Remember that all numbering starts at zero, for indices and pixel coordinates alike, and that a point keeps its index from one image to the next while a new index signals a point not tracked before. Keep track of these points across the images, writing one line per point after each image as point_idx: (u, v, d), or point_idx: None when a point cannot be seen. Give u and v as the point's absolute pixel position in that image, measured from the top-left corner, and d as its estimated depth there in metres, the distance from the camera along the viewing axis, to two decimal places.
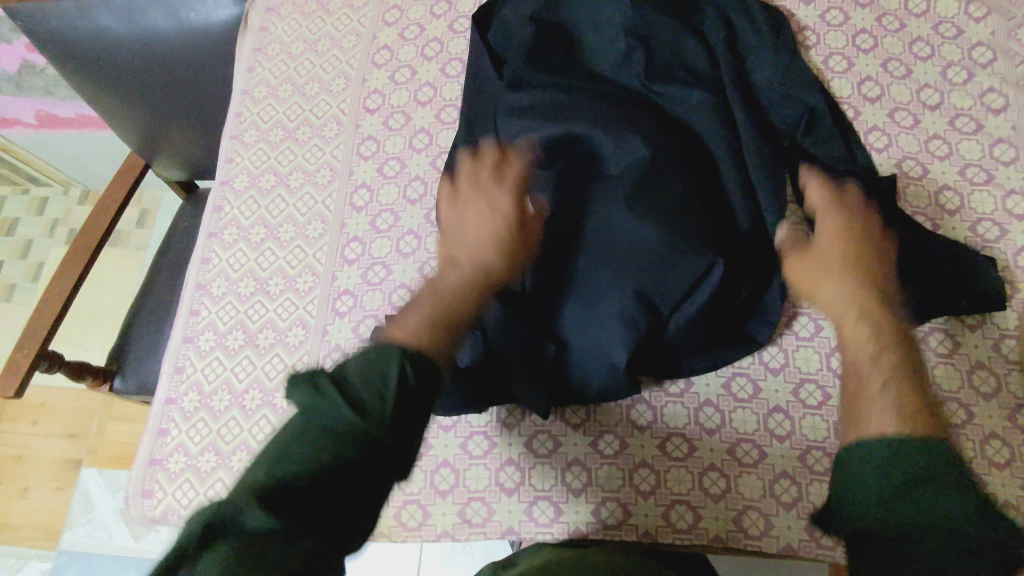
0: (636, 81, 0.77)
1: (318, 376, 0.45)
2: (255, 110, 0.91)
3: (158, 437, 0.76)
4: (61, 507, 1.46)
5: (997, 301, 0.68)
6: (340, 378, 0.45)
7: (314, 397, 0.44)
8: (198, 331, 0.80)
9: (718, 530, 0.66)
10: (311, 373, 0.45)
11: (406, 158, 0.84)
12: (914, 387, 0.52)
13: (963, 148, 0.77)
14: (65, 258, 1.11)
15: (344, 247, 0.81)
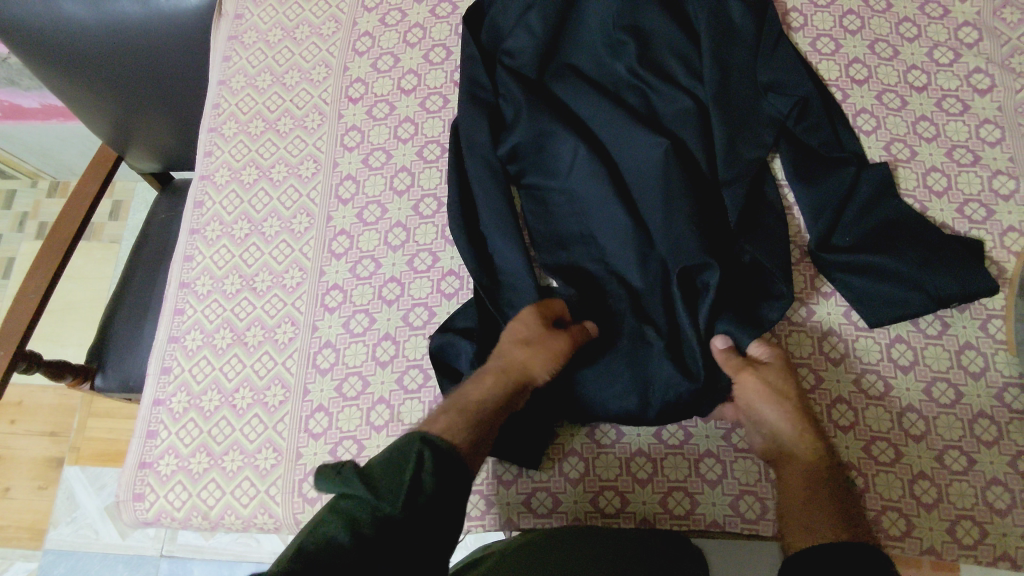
0: (625, 72, 0.78)
1: (345, 464, 0.50)
2: (233, 101, 0.88)
3: (147, 440, 0.74)
4: (44, 506, 1.43)
5: (981, 292, 0.68)
6: (365, 468, 0.50)
7: (337, 483, 0.49)
8: (184, 330, 0.78)
9: (716, 513, 0.67)
10: (340, 463, 0.50)
11: (392, 148, 0.82)
12: (837, 500, 0.56)
13: (950, 129, 0.78)
14: (41, 250, 1.07)
15: (332, 241, 0.79)
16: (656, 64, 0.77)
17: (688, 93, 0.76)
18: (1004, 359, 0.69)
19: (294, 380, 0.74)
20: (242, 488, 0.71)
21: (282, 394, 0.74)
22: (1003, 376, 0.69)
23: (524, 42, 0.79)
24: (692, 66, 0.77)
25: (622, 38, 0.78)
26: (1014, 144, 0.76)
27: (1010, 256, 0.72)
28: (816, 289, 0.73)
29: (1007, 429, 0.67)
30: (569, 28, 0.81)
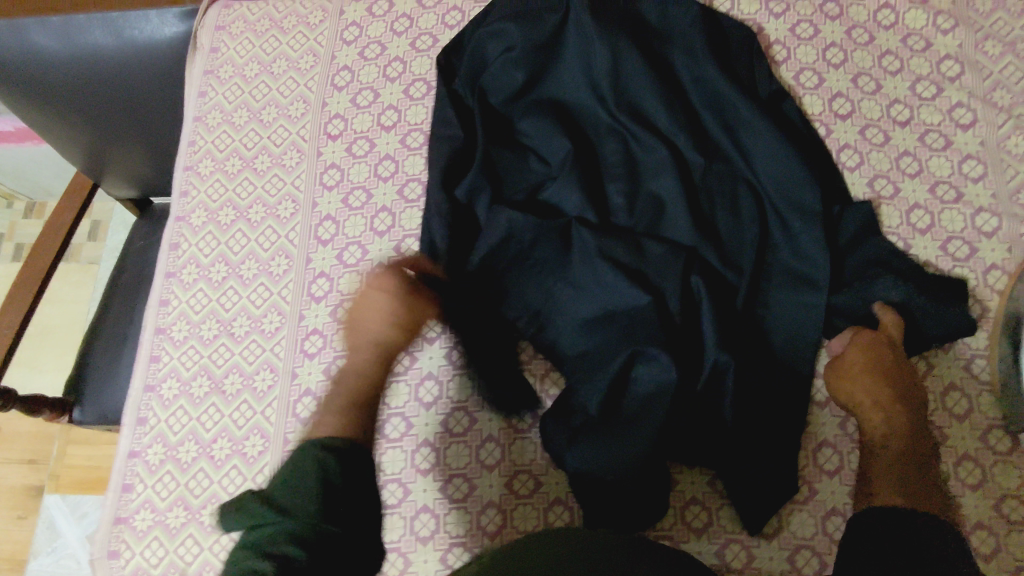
0: (606, 118, 0.78)
1: (245, 499, 0.50)
2: (209, 138, 0.86)
3: (122, 494, 0.72)
4: (24, 537, 1.40)
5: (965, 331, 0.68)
6: (268, 497, 0.50)
7: (244, 518, 0.49)
8: (160, 378, 0.76)
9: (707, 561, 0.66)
10: (240, 500, 0.50)
11: (372, 187, 0.81)
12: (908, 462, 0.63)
13: (933, 165, 0.78)
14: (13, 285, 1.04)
15: (311, 285, 0.78)
16: (634, 104, 0.78)
17: (666, 142, 0.76)
18: (989, 401, 0.69)
19: (273, 430, 0.73)
20: (221, 543, 0.69)
21: (262, 444, 0.72)
22: (987, 419, 0.69)
23: (500, 83, 0.79)
24: (674, 103, 0.77)
25: (600, 75, 0.77)
26: (997, 181, 0.76)
27: (994, 295, 0.72)
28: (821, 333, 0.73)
29: (991, 471, 0.67)
30: (551, 63, 0.80)
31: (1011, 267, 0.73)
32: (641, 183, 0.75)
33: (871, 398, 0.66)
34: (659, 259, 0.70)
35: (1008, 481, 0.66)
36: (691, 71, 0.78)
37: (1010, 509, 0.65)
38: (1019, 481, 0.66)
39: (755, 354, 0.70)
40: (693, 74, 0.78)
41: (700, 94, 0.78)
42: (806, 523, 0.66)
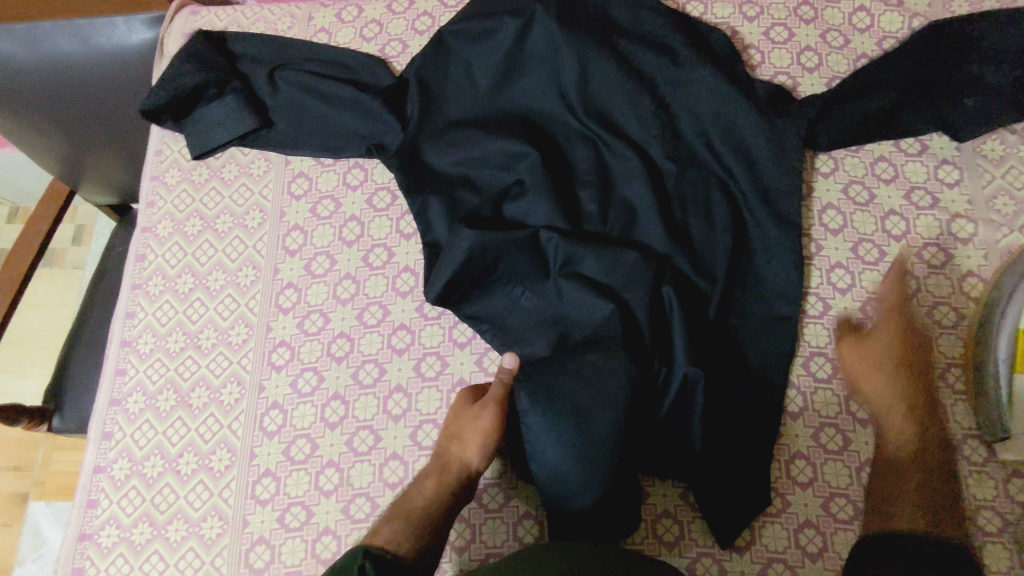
0: (577, 125, 0.77)
1: None
2: (175, 147, 0.85)
3: (86, 511, 0.71)
4: (9, 545, 1.39)
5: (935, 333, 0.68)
6: None
7: None
8: (125, 392, 0.75)
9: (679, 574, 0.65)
10: None
11: (341, 196, 0.80)
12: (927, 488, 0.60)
13: (908, 170, 0.77)
14: None
15: (278, 296, 0.77)
16: (604, 112, 0.77)
17: (636, 149, 0.75)
18: (963, 411, 0.68)
19: (240, 444, 0.72)
20: (187, 560, 0.68)
21: (228, 459, 0.71)
22: (962, 429, 0.68)
23: (467, 94, 0.80)
24: (644, 110, 0.76)
25: (569, 84, 0.77)
26: (973, 186, 0.75)
27: (969, 302, 0.71)
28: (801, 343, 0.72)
29: (965, 482, 0.66)
30: (520, 71, 0.79)
31: (987, 274, 0.72)
32: (612, 191, 0.74)
33: (885, 398, 0.66)
34: (630, 267, 0.69)
35: (983, 491, 0.65)
36: (663, 77, 0.77)
37: (984, 521, 0.65)
38: (994, 492, 0.65)
39: (726, 368, 0.68)
40: (665, 79, 0.77)
41: (674, 99, 0.77)
42: (779, 537, 0.65)
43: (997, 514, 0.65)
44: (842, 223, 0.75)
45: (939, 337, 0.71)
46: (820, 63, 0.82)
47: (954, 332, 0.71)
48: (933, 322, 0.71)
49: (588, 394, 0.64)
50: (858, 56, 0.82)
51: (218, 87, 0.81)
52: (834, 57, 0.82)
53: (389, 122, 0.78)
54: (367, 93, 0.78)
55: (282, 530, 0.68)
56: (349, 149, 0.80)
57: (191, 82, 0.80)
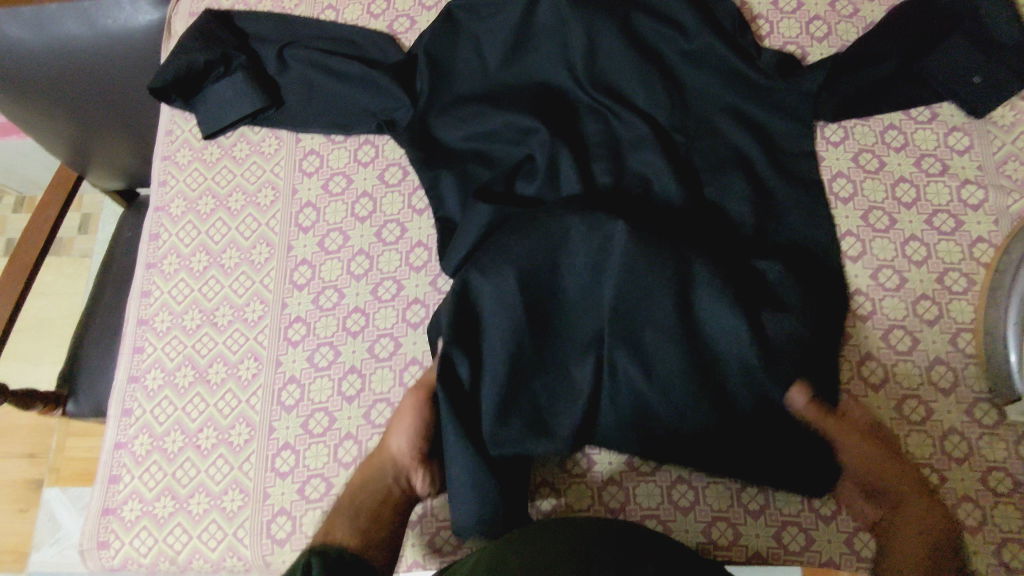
0: (587, 99, 0.77)
1: None
2: (186, 126, 0.85)
3: (109, 486, 0.72)
4: (27, 529, 1.41)
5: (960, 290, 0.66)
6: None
7: None
8: (144, 369, 0.76)
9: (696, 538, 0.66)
10: None
11: (352, 173, 0.81)
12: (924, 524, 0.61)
13: (919, 138, 0.77)
14: None
15: (293, 272, 0.77)
16: (613, 85, 0.77)
17: (648, 119, 0.75)
18: (975, 375, 0.69)
19: (259, 419, 0.73)
20: (210, 532, 0.69)
21: (247, 433, 0.72)
22: (973, 392, 0.68)
23: (477, 69, 0.80)
24: (653, 83, 0.76)
25: (578, 57, 0.77)
26: (983, 153, 0.76)
27: (980, 268, 0.72)
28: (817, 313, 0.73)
29: (978, 443, 0.67)
30: (529, 45, 0.79)
31: (997, 240, 0.73)
32: (625, 162, 0.74)
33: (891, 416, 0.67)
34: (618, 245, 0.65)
35: (995, 454, 0.66)
36: (673, 49, 0.77)
37: (995, 482, 0.65)
38: (1006, 454, 0.66)
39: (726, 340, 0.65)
40: (674, 51, 0.77)
41: (683, 72, 0.77)
42: (793, 500, 0.66)
43: (1008, 475, 0.66)
44: (853, 191, 0.76)
45: (950, 302, 0.71)
46: (828, 34, 0.81)
47: (966, 297, 0.71)
48: (945, 287, 0.71)
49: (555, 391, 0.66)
50: (865, 24, 0.82)
51: (224, 65, 0.81)
52: (843, 25, 0.82)
53: (399, 99, 0.79)
54: (375, 70, 0.78)
55: (303, 501, 0.69)
56: (360, 126, 0.80)
57: (197, 60, 0.80)
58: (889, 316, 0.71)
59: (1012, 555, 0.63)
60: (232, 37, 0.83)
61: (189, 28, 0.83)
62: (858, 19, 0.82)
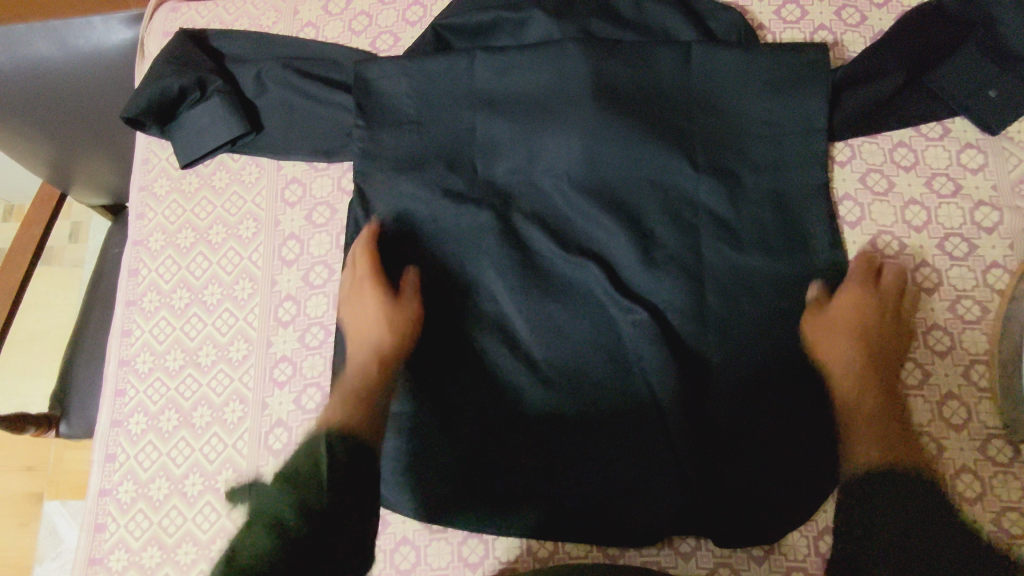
0: (586, 121, 0.72)
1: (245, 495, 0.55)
2: (164, 155, 0.82)
3: (95, 535, 0.70)
4: (29, 543, 1.40)
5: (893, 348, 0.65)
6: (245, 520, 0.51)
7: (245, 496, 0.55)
8: (127, 413, 0.74)
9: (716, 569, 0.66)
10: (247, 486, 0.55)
11: (336, 203, 0.77)
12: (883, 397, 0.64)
13: (929, 156, 0.73)
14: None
15: (277, 309, 0.75)
16: (609, 102, 0.73)
17: (648, 142, 0.72)
18: (988, 410, 0.66)
19: (246, 463, 0.70)
20: None
21: (234, 479, 0.70)
22: (986, 428, 0.66)
23: (463, 89, 0.76)
24: (647, 107, 0.73)
25: (572, 78, 0.74)
26: (999, 171, 0.72)
27: (994, 295, 0.68)
28: None
29: (992, 483, 0.64)
30: (519, 63, 0.75)
31: (1012, 265, 0.69)
32: (621, 198, 0.72)
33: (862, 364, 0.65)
34: (641, 288, 0.70)
35: (1009, 493, 0.64)
36: (670, 64, 0.74)
37: (1010, 524, 0.63)
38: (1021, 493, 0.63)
39: (751, 384, 0.67)
40: (672, 67, 0.73)
41: (683, 90, 0.74)
42: (798, 543, 0.65)
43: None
44: (861, 214, 0.72)
45: (962, 332, 0.68)
46: (833, 44, 0.77)
47: (978, 326, 0.68)
48: (957, 316, 0.68)
49: (600, 417, 0.68)
50: (873, 33, 0.77)
51: (200, 91, 0.77)
52: (849, 35, 0.77)
53: (387, 125, 0.76)
54: (349, 97, 0.77)
55: None
56: (343, 153, 0.77)
57: (171, 86, 0.76)
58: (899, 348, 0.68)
59: None
60: (206, 60, 0.79)
61: (161, 50, 0.79)
62: (865, 29, 0.77)
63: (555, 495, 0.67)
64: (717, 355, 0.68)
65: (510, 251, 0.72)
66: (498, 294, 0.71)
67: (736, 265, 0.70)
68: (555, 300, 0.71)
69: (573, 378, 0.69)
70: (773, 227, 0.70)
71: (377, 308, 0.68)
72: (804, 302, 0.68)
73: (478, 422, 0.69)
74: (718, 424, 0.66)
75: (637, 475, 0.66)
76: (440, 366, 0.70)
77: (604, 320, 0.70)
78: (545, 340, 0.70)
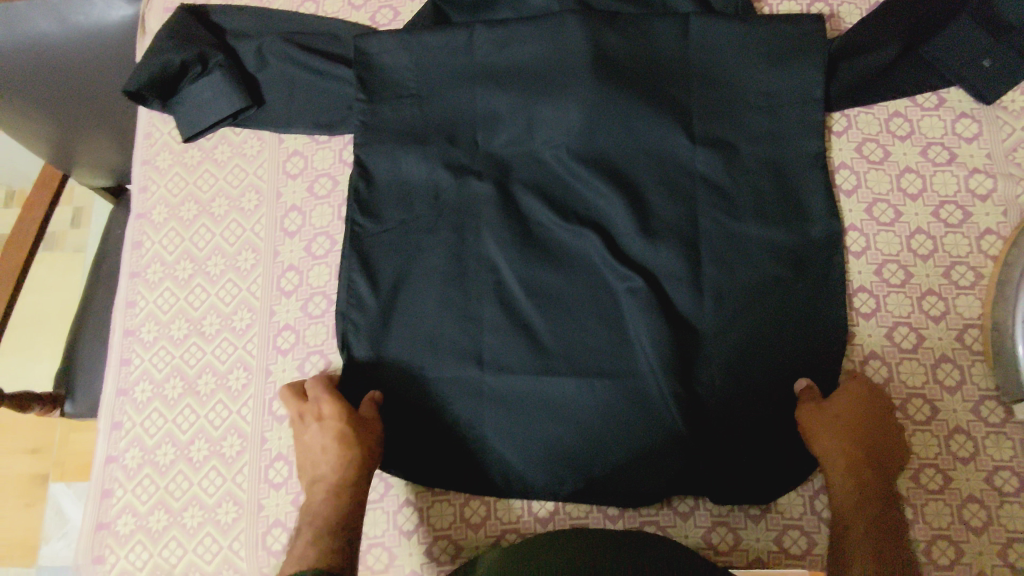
0: (585, 92, 0.73)
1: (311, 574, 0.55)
2: (165, 129, 0.83)
3: (102, 500, 0.72)
4: (35, 523, 1.42)
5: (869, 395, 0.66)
6: None
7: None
8: (132, 381, 0.75)
9: (715, 530, 0.67)
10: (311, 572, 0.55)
11: (338, 174, 0.78)
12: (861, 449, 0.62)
13: (925, 126, 0.74)
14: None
15: (280, 279, 0.76)
16: (607, 73, 0.73)
17: (647, 114, 0.73)
18: (981, 372, 0.67)
19: (251, 429, 0.72)
20: (205, 545, 0.69)
21: (239, 445, 0.71)
22: (979, 390, 0.67)
23: (463, 62, 0.76)
24: (646, 78, 0.74)
25: (571, 50, 0.74)
26: (993, 140, 0.73)
27: (988, 261, 0.70)
28: (855, 311, 0.70)
29: (984, 443, 0.65)
30: (519, 35, 0.76)
31: (1006, 232, 0.70)
32: (619, 168, 0.73)
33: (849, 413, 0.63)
34: (638, 256, 0.71)
35: (1001, 453, 0.65)
36: (668, 35, 0.74)
37: (1001, 482, 0.65)
38: (1012, 453, 0.65)
39: (747, 349, 0.68)
40: (670, 39, 0.74)
41: (681, 61, 0.74)
42: (795, 503, 0.67)
43: (1015, 474, 0.65)
44: (857, 183, 0.73)
45: (956, 298, 0.69)
46: (830, 16, 0.78)
47: (972, 291, 0.69)
48: (950, 282, 0.69)
49: (599, 383, 0.68)
50: (870, 4, 0.78)
51: (201, 65, 0.78)
52: (846, 7, 0.78)
53: (388, 96, 0.77)
54: (349, 70, 0.77)
55: None
56: (344, 125, 0.78)
57: (173, 59, 0.76)
58: (893, 313, 0.69)
59: (1017, 555, 0.63)
60: (208, 35, 0.79)
61: (163, 25, 0.80)
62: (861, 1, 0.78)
63: (553, 474, 0.68)
64: (715, 321, 0.69)
65: (511, 221, 0.73)
66: (497, 262, 0.72)
67: (733, 233, 0.71)
68: (556, 267, 0.72)
69: (572, 344, 0.70)
70: (769, 196, 0.71)
71: (340, 428, 0.65)
72: (798, 268, 0.69)
73: (481, 387, 0.69)
74: (715, 387, 0.67)
75: (636, 439, 0.67)
76: (440, 333, 0.71)
77: (603, 287, 0.71)
78: (545, 308, 0.70)
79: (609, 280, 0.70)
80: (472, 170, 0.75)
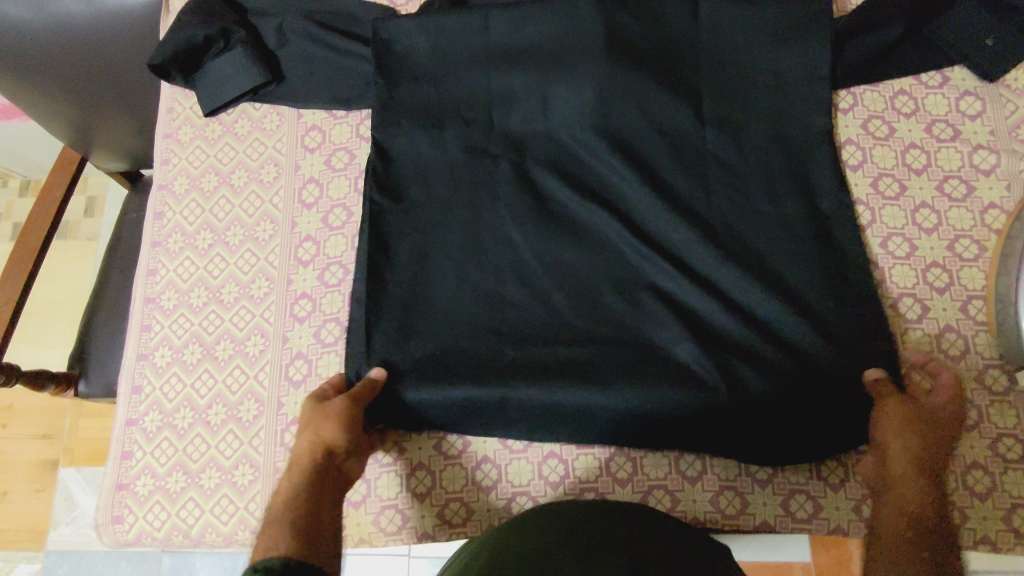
0: (597, 68, 0.75)
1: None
2: (187, 104, 0.85)
3: (122, 462, 0.73)
4: (43, 509, 1.36)
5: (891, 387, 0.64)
6: None
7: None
8: (152, 347, 0.77)
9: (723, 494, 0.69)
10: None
11: (355, 148, 0.80)
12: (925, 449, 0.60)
13: (929, 103, 0.76)
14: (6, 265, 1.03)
15: (297, 249, 0.77)
16: (619, 50, 0.75)
17: (657, 89, 0.75)
18: (985, 342, 0.68)
19: (267, 394, 0.73)
20: (221, 505, 0.70)
21: (255, 409, 0.73)
22: (983, 359, 0.68)
23: (478, 39, 0.78)
24: (657, 55, 0.76)
25: (583, 28, 0.76)
26: (996, 117, 0.74)
27: (991, 235, 0.71)
28: None
29: (988, 410, 0.67)
30: (533, 14, 0.78)
31: (1009, 206, 0.71)
32: (630, 143, 0.75)
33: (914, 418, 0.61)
34: (648, 227, 0.72)
35: (1004, 420, 0.66)
36: (678, 14, 0.76)
37: (1005, 449, 0.66)
38: (1015, 420, 0.66)
39: (759, 317, 0.68)
40: (680, 18, 0.76)
41: (691, 39, 0.76)
42: (801, 468, 0.68)
43: (1017, 441, 0.66)
44: (863, 158, 0.75)
45: (960, 270, 0.70)
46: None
47: (976, 263, 0.70)
48: (954, 254, 0.71)
49: (612, 351, 0.69)
50: None
51: (223, 41, 0.80)
52: None
53: (404, 72, 0.79)
54: (366, 49, 0.79)
55: None
56: (361, 100, 0.80)
57: (196, 33, 0.78)
58: (899, 284, 0.71)
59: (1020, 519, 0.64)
60: (229, 12, 0.81)
61: (187, 3, 0.82)
62: None
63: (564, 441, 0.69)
64: (725, 289, 0.70)
65: (525, 194, 0.74)
66: (510, 232, 0.73)
67: (741, 205, 0.72)
68: (567, 237, 0.73)
69: (585, 312, 0.70)
70: (777, 170, 0.73)
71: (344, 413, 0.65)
72: (806, 239, 0.70)
73: (493, 353, 0.70)
74: (726, 355, 0.68)
75: (649, 405, 0.68)
76: (454, 301, 0.72)
77: (613, 257, 0.72)
78: (557, 276, 0.72)
79: (620, 250, 0.72)
80: (486, 144, 0.77)
